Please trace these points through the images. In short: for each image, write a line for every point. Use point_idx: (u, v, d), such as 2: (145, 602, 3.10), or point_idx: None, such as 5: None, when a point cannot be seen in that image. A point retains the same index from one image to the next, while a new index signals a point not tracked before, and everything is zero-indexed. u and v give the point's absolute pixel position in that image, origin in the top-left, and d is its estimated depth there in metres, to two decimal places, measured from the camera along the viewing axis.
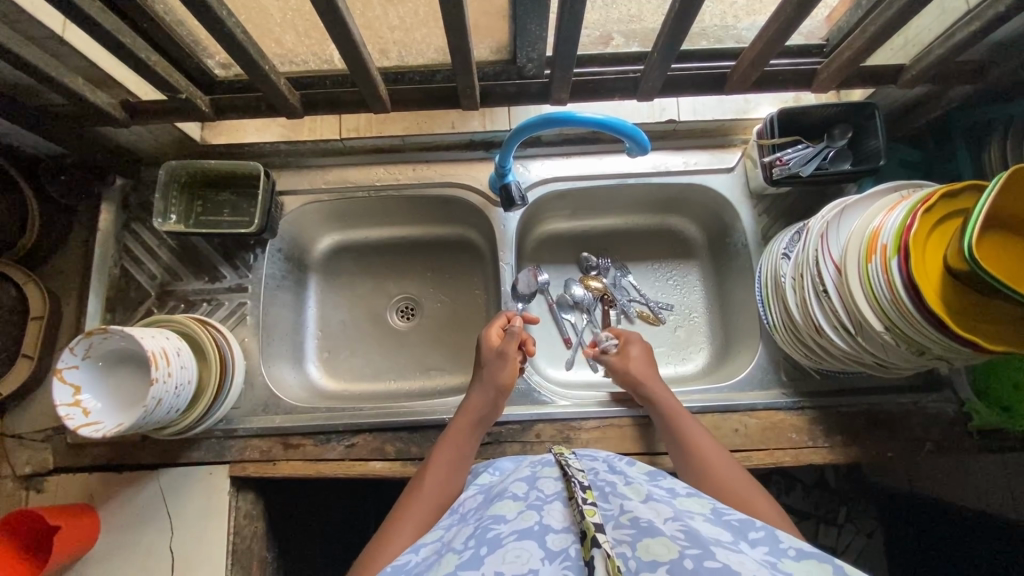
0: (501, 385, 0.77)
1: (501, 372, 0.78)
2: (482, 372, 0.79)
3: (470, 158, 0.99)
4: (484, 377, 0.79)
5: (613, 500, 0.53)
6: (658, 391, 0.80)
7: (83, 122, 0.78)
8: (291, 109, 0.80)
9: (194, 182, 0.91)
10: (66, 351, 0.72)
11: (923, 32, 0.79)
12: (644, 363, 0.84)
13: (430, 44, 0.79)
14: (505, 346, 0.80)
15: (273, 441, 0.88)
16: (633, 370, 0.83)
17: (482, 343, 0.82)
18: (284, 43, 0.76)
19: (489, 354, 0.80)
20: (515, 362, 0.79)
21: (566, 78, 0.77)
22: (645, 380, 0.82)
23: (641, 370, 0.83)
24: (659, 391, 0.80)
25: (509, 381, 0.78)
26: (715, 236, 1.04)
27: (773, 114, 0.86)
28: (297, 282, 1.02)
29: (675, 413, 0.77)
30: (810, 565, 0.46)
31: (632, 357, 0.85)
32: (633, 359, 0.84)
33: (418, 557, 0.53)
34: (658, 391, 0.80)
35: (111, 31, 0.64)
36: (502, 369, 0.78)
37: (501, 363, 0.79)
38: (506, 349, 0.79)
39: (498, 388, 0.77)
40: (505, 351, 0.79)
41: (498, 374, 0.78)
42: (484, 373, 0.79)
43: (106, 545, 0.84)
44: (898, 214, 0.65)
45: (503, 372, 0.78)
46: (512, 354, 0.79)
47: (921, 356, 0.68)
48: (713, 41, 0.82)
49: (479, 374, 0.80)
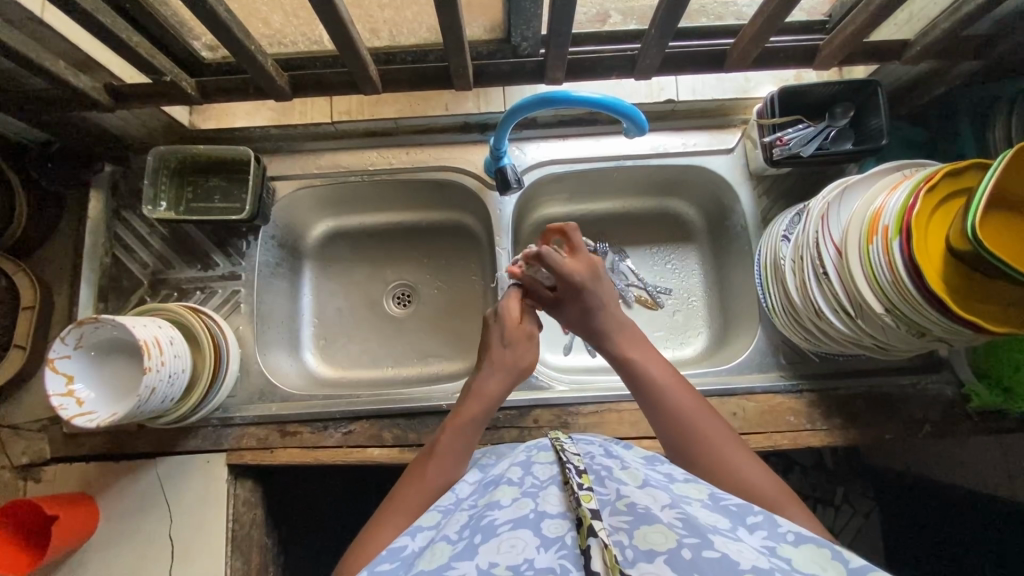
0: (524, 367, 0.73)
1: (524, 355, 0.74)
2: (503, 350, 0.73)
3: (464, 141, 0.97)
4: (504, 357, 0.73)
5: (609, 484, 0.53)
6: (632, 351, 0.70)
7: (68, 107, 0.76)
8: (279, 91, 0.78)
9: (184, 168, 0.89)
10: (57, 341, 0.71)
11: (928, 6, 0.77)
12: (611, 317, 0.72)
13: (422, 23, 0.77)
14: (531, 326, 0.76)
15: (269, 429, 0.87)
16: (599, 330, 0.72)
17: (504, 316, 0.75)
18: (272, 24, 0.75)
19: (512, 333, 0.74)
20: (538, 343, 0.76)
21: (561, 56, 0.74)
22: (619, 339, 0.71)
23: (611, 327, 0.72)
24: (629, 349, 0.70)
25: (531, 363, 0.74)
26: (714, 218, 1.02)
27: (772, 93, 0.85)
28: (291, 270, 1.01)
29: (659, 382, 0.67)
30: (809, 551, 0.45)
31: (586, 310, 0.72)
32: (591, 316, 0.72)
33: (415, 542, 0.52)
34: (631, 347, 0.70)
35: (90, 11, 0.62)
36: (526, 351, 0.74)
37: (526, 345, 0.74)
38: (535, 333, 0.75)
39: (519, 370, 0.73)
40: (533, 334, 0.75)
41: (521, 357, 0.73)
42: (505, 354, 0.73)
43: (105, 534, 0.84)
44: (901, 194, 0.64)
45: (525, 354, 0.73)
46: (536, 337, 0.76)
47: (921, 338, 0.68)
48: (714, 18, 0.80)
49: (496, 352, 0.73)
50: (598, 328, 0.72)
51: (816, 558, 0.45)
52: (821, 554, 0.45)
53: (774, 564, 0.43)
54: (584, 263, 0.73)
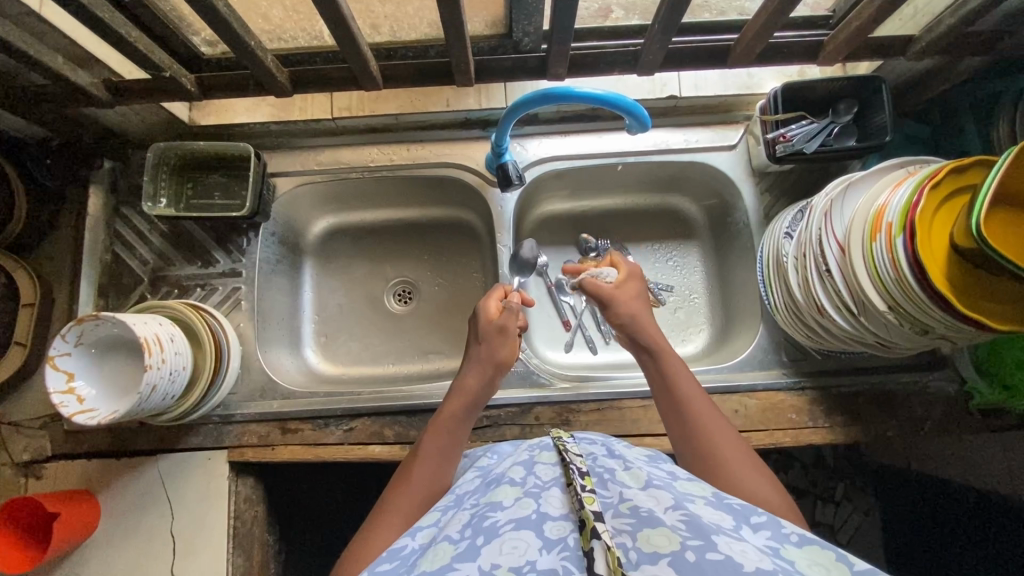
0: (500, 361, 0.72)
1: (501, 349, 0.73)
2: (479, 346, 0.73)
3: (465, 137, 0.96)
4: (480, 355, 0.73)
5: (612, 486, 0.52)
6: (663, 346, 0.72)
7: (66, 103, 0.76)
8: (279, 87, 0.77)
9: (184, 165, 0.88)
10: (58, 338, 0.71)
11: (933, 0, 0.76)
12: (643, 308, 0.76)
13: (422, 17, 0.79)
14: (506, 320, 0.74)
15: (270, 426, 0.87)
16: (631, 318, 0.74)
17: (480, 315, 0.76)
18: (272, 18, 0.77)
19: (488, 328, 0.74)
20: (515, 338, 0.74)
21: (563, 51, 0.74)
22: (645, 325, 0.74)
23: (641, 317, 0.75)
24: (662, 342, 0.73)
25: (508, 358, 0.73)
26: (716, 215, 1.02)
27: (777, 89, 0.84)
28: (292, 266, 1.00)
29: (677, 382, 0.69)
30: (812, 551, 0.45)
31: (627, 298, 0.76)
32: (631, 302, 0.76)
33: (415, 542, 0.52)
34: (657, 338, 0.73)
35: (88, 6, 0.62)
36: (501, 345, 0.73)
37: (500, 339, 0.73)
38: (508, 325, 0.74)
39: (496, 365, 0.72)
40: (506, 326, 0.74)
41: (496, 351, 0.73)
42: (481, 349, 0.73)
43: (107, 531, 0.84)
44: (905, 190, 0.64)
45: (502, 349, 0.73)
46: (513, 332, 0.74)
47: (925, 335, 0.67)
48: (716, 13, 0.81)
49: (474, 349, 0.74)
50: (627, 318, 0.75)
51: (820, 558, 0.44)
52: (826, 555, 0.44)
53: (777, 565, 0.42)
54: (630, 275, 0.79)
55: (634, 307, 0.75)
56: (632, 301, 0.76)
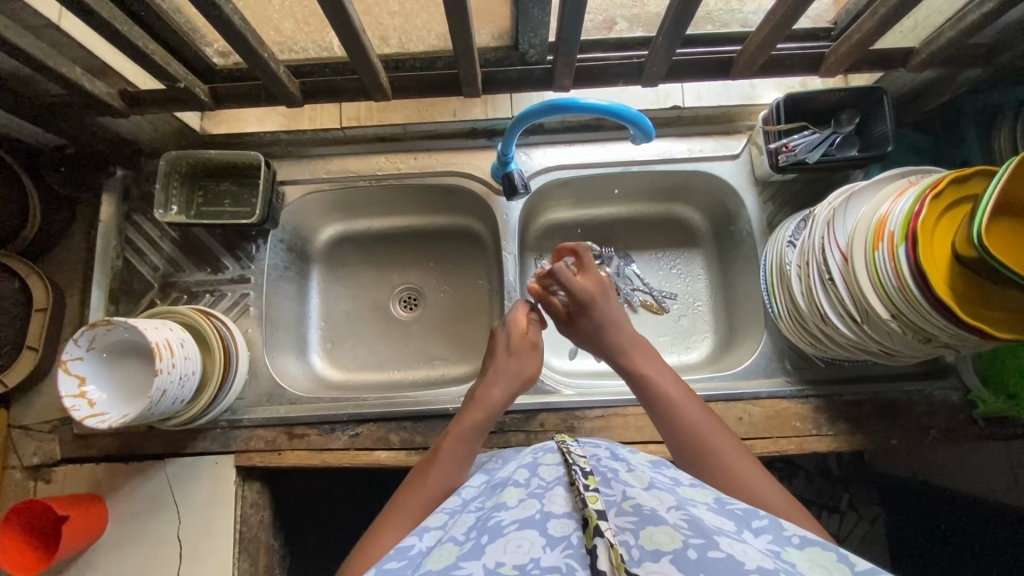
0: (528, 376, 0.74)
1: (529, 364, 0.74)
2: (507, 358, 0.74)
3: (474, 146, 0.98)
4: (508, 366, 0.73)
5: (616, 485, 0.53)
6: (646, 366, 0.71)
7: (81, 112, 0.78)
8: (290, 97, 0.79)
9: (195, 173, 0.90)
10: (71, 342, 0.72)
11: (933, 14, 0.77)
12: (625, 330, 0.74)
13: (431, 30, 0.78)
14: (537, 337, 0.77)
15: (277, 432, 0.88)
16: (616, 347, 0.73)
17: (511, 327, 0.76)
18: (283, 31, 0.76)
19: (516, 340, 0.75)
20: (541, 355, 0.77)
21: (568, 64, 0.75)
22: (625, 347, 0.72)
23: (623, 341, 0.73)
24: (641, 363, 0.71)
25: (535, 372, 0.75)
26: (720, 224, 1.03)
27: (778, 100, 0.85)
28: (300, 273, 1.02)
29: (667, 390, 0.68)
30: (815, 552, 0.46)
31: (602, 319, 0.74)
32: (605, 324, 0.73)
33: (422, 542, 0.53)
34: (642, 363, 0.71)
35: (107, 20, 0.63)
36: (531, 360, 0.74)
37: (530, 354, 0.75)
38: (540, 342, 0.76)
39: (524, 378, 0.73)
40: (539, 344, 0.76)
41: (525, 365, 0.74)
42: (510, 360, 0.74)
43: (114, 534, 0.84)
44: (907, 201, 0.65)
45: (531, 363, 0.74)
46: (540, 349, 0.77)
47: (928, 344, 0.68)
48: (719, 25, 0.81)
49: (501, 359, 0.74)
50: (612, 340, 0.73)
51: (821, 559, 0.45)
52: (828, 556, 0.45)
53: (778, 565, 0.43)
54: (594, 281, 0.76)
55: (612, 332, 0.73)
56: (608, 324, 0.73)
